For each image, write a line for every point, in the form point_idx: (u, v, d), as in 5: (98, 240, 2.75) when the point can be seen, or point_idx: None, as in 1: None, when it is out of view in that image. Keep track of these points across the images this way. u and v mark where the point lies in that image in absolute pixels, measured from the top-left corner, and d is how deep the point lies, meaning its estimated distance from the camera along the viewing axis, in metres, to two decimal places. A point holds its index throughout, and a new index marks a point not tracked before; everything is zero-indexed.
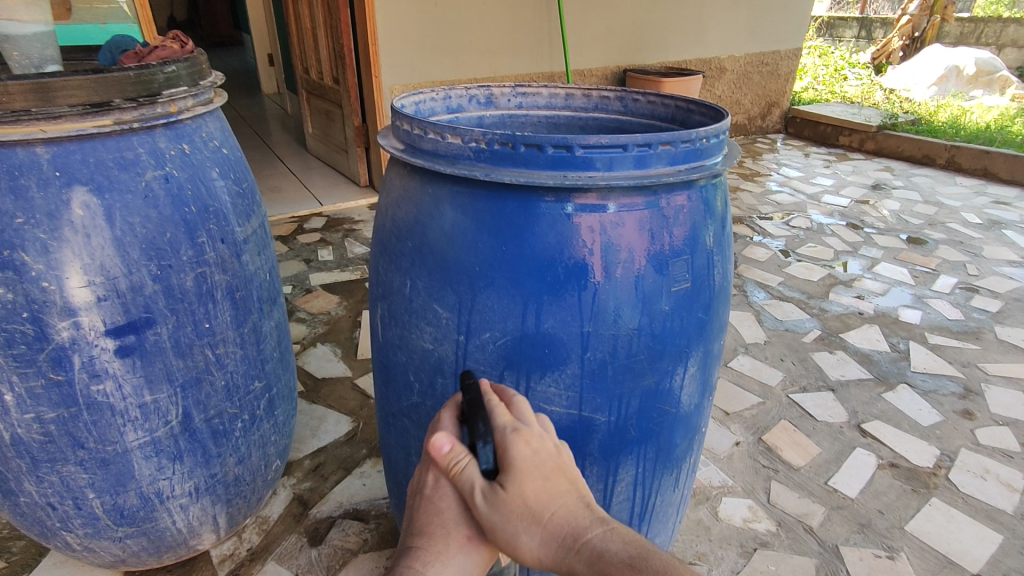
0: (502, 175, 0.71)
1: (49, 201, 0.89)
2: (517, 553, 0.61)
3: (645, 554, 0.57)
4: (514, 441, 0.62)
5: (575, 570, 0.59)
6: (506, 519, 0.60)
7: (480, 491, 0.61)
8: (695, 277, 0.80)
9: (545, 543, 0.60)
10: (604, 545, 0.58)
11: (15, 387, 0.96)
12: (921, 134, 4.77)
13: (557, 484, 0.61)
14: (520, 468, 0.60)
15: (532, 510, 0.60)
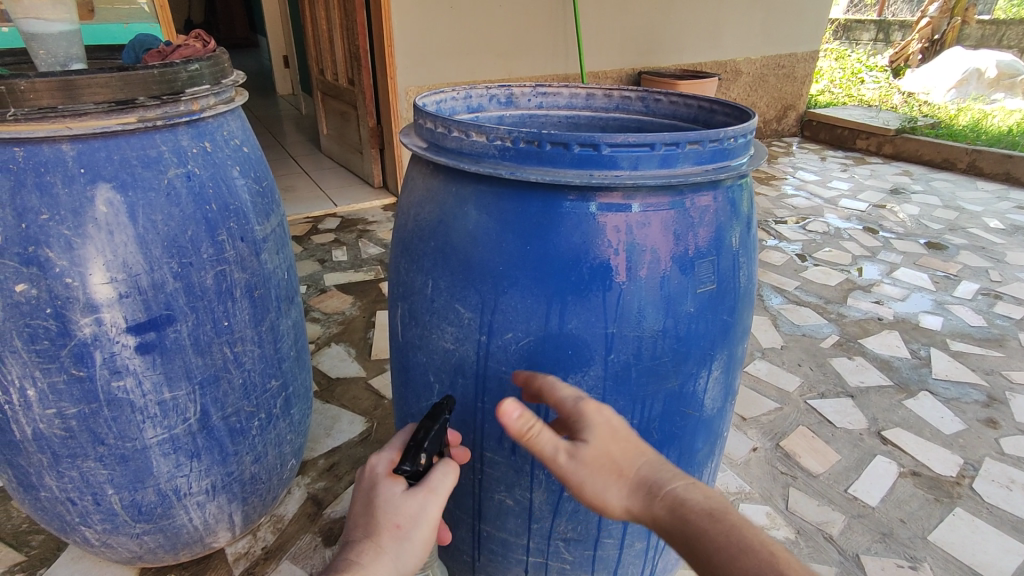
0: (528, 174, 0.70)
1: (74, 198, 0.89)
2: (606, 508, 0.64)
3: (723, 505, 0.59)
4: (588, 409, 0.67)
5: (658, 522, 0.61)
6: (590, 473, 0.64)
7: (563, 451, 0.65)
8: (720, 279, 0.79)
9: (631, 495, 0.63)
10: (684, 494, 0.60)
11: (37, 382, 0.97)
12: (941, 138, 4.70)
13: (639, 443, 0.65)
14: (599, 429, 0.65)
15: (614, 464, 0.64)
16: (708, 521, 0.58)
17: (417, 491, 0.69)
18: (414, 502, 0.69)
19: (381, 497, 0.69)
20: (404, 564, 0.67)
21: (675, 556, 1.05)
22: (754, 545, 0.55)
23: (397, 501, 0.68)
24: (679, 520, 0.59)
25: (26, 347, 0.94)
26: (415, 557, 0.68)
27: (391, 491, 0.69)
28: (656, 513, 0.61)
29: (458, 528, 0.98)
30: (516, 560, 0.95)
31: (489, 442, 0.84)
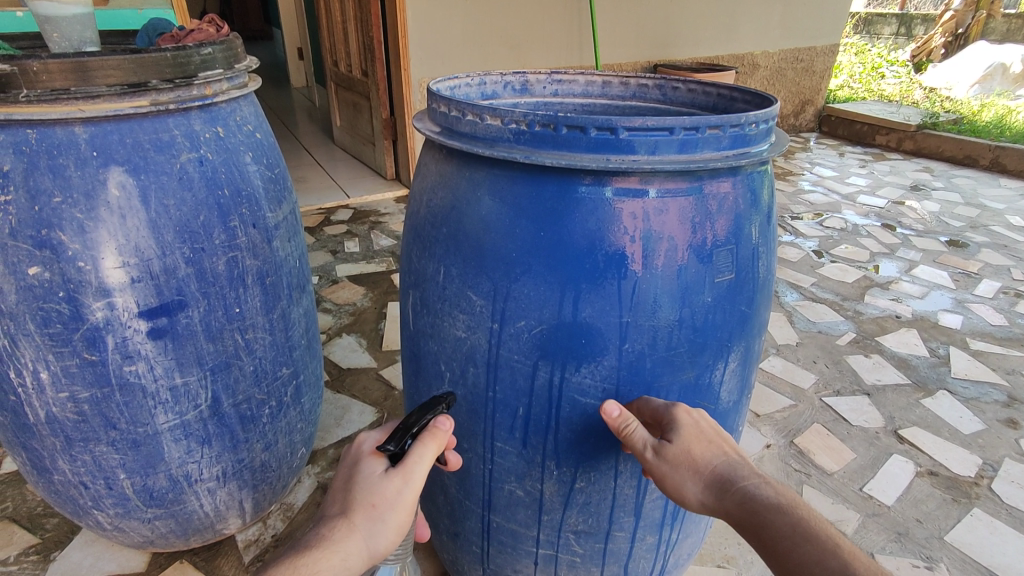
0: (542, 158, 0.69)
1: (87, 181, 0.89)
2: (682, 500, 0.71)
3: (794, 501, 0.66)
4: (677, 411, 0.73)
5: (730, 515, 0.68)
6: (674, 468, 0.70)
7: (651, 447, 0.71)
8: (739, 269, 0.77)
9: (708, 489, 0.69)
10: (758, 490, 0.67)
11: (50, 365, 0.97)
12: (963, 134, 4.61)
13: (720, 444, 0.71)
14: (686, 429, 0.71)
15: (697, 461, 0.70)
16: (780, 515, 0.65)
17: (393, 475, 0.69)
18: (389, 486, 0.69)
19: (359, 477, 0.70)
20: (375, 544, 0.69)
21: (686, 551, 1.04)
22: (821, 538, 0.62)
23: (373, 482, 0.69)
24: (754, 514, 0.65)
25: (39, 330, 0.94)
26: (389, 538, 0.70)
27: (368, 472, 0.70)
28: (731, 506, 0.67)
29: (467, 518, 0.97)
30: (525, 551, 0.94)
31: (499, 432, 0.83)
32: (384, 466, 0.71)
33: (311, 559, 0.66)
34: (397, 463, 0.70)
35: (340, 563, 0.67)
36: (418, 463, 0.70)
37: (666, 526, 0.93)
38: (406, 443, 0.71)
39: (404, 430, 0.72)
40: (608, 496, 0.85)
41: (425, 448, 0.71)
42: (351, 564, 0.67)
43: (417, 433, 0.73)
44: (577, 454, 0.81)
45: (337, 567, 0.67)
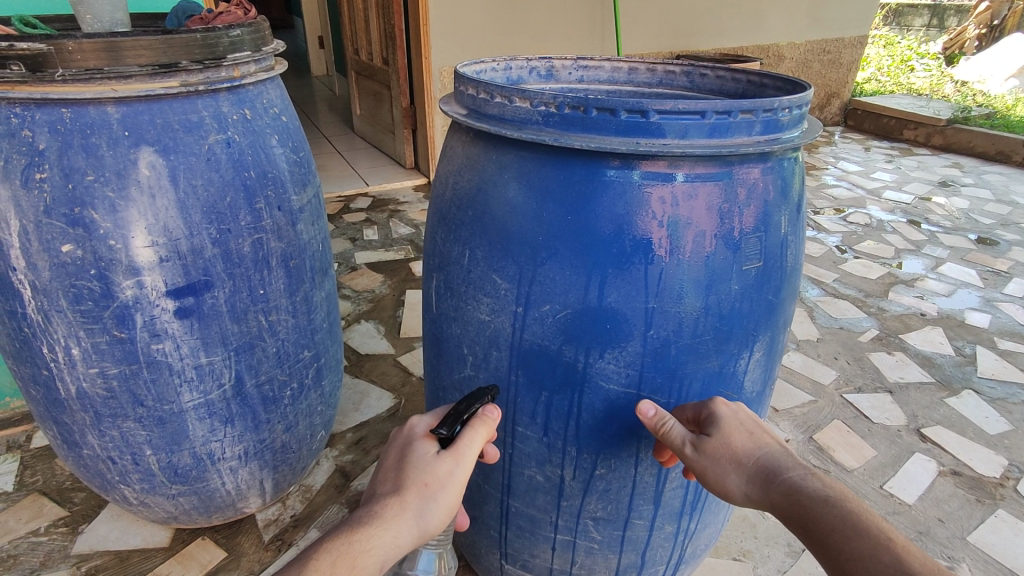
0: (571, 141, 0.68)
1: (118, 160, 0.90)
2: (725, 493, 0.71)
3: (843, 494, 0.66)
4: (715, 405, 0.73)
5: (776, 506, 0.67)
6: (715, 462, 0.70)
7: (690, 442, 0.71)
8: (767, 257, 0.76)
9: (753, 481, 0.69)
10: (804, 482, 0.67)
11: (81, 341, 0.99)
12: (995, 129, 4.49)
13: (761, 437, 0.72)
14: (725, 422, 0.72)
15: (739, 453, 0.70)
16: (828, 507, 0.64)
17: (446, 456, 0.71)
18: (441, 466, 0.70)
19: (412, 457, 0.71)
20: (426, 523, 0.69)
21: (703, 542, 1.03)
22: (871, 530, 0.62)
23: (427, 462, 0.70)
24: (802, 505, 0.65)
25: (71, 307, 0.96)
26: (439, 518, 0.70)
27: (421, 452, 0.71)
28: (776, 498, 0.67)
29: (486, 502, 0.97)
30: (543, 537, 0.94)
31: (521, 417, 0.83)
32: (436, 448, 0.72)
33: (366, 534, 0.66)
34: (449, 446, 0.72)
35: (391, 541, 0.67)
36: (469, 446, 0.72)
37: (685, 516, 0.92)
38: (457, 427, 0.73)
39: (455, 415, 0.74)
40: (628, 483, 0.84)
41: (475, 433, 0.74)
42: (403, 543, 0.67)
43: (467, 419, 0.75)
44: (599, 440, 0.81)
45: (388, 545, 0.67)
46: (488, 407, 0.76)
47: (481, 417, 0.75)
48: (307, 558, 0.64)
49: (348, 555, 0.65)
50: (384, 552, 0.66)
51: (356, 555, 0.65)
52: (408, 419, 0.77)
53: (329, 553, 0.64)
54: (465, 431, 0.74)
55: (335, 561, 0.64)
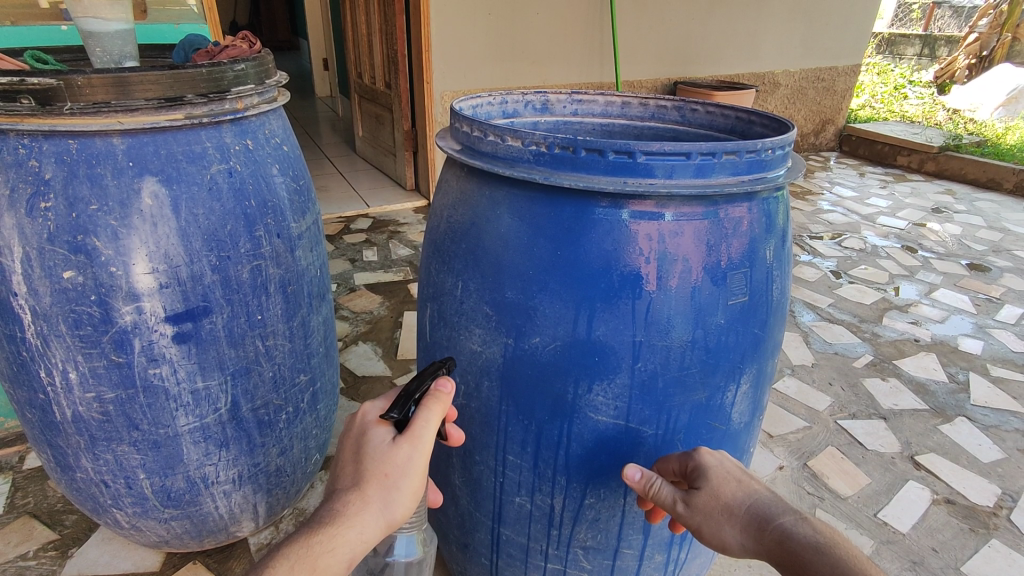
0: (561, 179, 0.71)
1: (122, 190, 0.93)
2: (722, 546, 0.70)
3: (834, 539, 0.65)
4: (701, 457, 0.74)
5: (772, 556, 0.67)
6: (707, 516, 0.71)
7: (680, 498, 0.72)
8: (752, 292, 0.78)
9: (746, 532, 0.69)
10: (795, 528, 0.66)
11: (79, 366, 1.00)
12: (986, 157, 4.55)
13: (750, 485, 0.72)
14: (713, 472, 0.73)
15: (729, 504, 0.71)
16: (818, 554, 0.64)
17: (402, 442, 0.72)
18: (398, 453, 0.72)
19: (369, 449, 0.73)
20: (391, 512, 0.72)
21: (695, 571, 1.03)
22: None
23: (385, 452, 0.72)
24: (793, 553, 0.65)
25: (70, 332, 0.97)
26: (404, 505, 0.73)
27: (378, 443, 0.73)
28: (770, 546, 0.67)
29: (477, 530, 0.98)
30: (534, 565, 0.94)
31: (512, 446, 0.84)
32: (393, 435, 0.74)
33: (325, 536, 0.68)
34: (404, 430, 0.73)
35: (357, 536, 0.69)
36: (425, 427, 0.73)
37: (675, 545, 0.93)
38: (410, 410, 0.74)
39: (407, 397, 0.75)
40: (618, 513, 0.85)
41: (430, 412, 0.74)
42: (367, 536, 0.70)
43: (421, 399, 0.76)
44: (588, 471, 0.82)
45: (353, 540, 0.69)
46: (441, 383, 0.77)
47: (435, 395, 0.76)
48: (265, 565, 0.67)
49: (307, 558, 0.67)
50: (348, 547, 0.69)
51: (318, 556, 0.67)
52: (361, 406, 0.79)
53: (289, 558, 0.67)
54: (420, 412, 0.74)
55: (294, 565, 0.67)
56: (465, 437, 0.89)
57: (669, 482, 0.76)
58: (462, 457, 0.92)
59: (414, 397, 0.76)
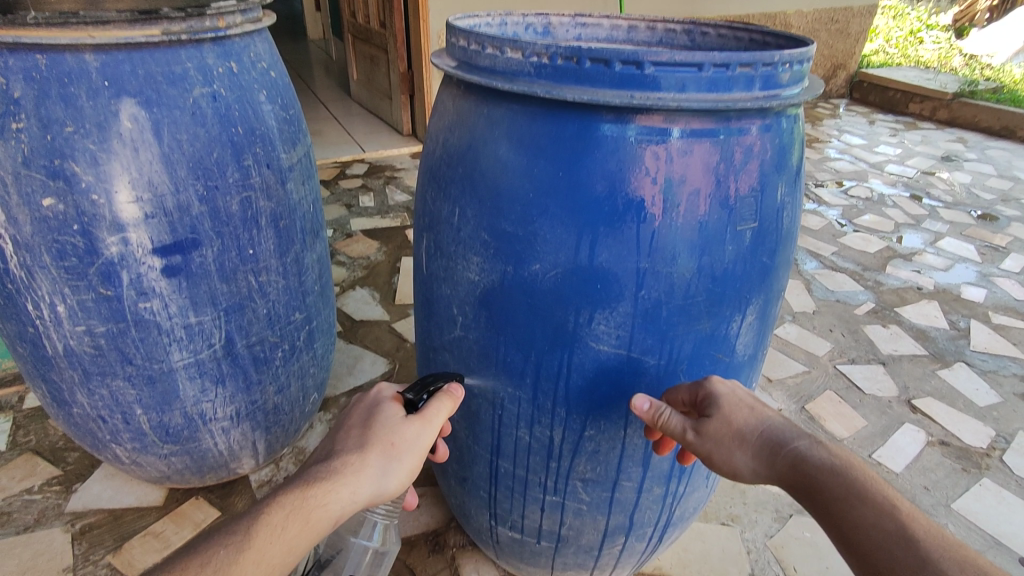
0: (564, 93, 0.67)
1: (98, 112, 0.88)
2: (733, 472, 0.70)
3: (849, 461, 0.64)
4: (711, 385, 0.73)
5: (785, 480, 0.66)
6: (717, 444, 0.70)
7: (691, 427, 0.71)
8: (762, 218, 0.74)
9: (758, 457, 0.68)
10: (809, 452, 0.66)
11: (67, 299, 0.98)
12: (1001, 104, 4.42)
13: (762, 411, 0.71)
14: (724, 399, 0.72)
15: (741, 430, 0.70)
16: (832, 476, 0.63)
17: (413, 420, 0.75)
18: (409, 428, 0.74)
19: (379, 417, 0.74)
20: (386, 482, 0.72)
21: (693, 505, 1.03)
22: (877, 498, 0.60)
23: (394, 423, 0.74)
24: (806, 476, 0.64)
25: (55, 263, 0.94)
26: (400, 478, 0.73)
27: (389, 414, 0.75)
28: (783, 471, 0.66)
29: (475, 463, 0.98)
30: (533, 498, 0.94)
31: (510, 379, 0.83)
32: (403, 412, 0.76)
33: (322, 490, 0.68)
34: (415, 412, 0.77)
35: (349, 495, 0.69)
36: (436, 415, 0.77)
37: (674, 478, 0.92)
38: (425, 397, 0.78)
39: (422, 386, 0.80)
40: (617, 445, 0.84)
41: (441, 405, 0.79)
42: (359, 498, 0.70)
43: (433, 391, 0.80)
44: (588, 402, 0.80)
45: (344, 499, 0.69)
46: (453, 386, 0.82)
47: (446, 393, 0.81)
48: (259, 511, 0.67)
49: (301, 510, 0.67)
50: (340, 506, 0.69)
51: (311, 509, 0.67)
52: (373, 384, 0.81)
53: (283, 507, 0.67)
54: (432, 401, 0.78)
55: (288, 515, 0.67)
56: (463, 369, 0.88)
57: (678, 411, 0.75)
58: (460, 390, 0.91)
59: (428, 389, 0.80)
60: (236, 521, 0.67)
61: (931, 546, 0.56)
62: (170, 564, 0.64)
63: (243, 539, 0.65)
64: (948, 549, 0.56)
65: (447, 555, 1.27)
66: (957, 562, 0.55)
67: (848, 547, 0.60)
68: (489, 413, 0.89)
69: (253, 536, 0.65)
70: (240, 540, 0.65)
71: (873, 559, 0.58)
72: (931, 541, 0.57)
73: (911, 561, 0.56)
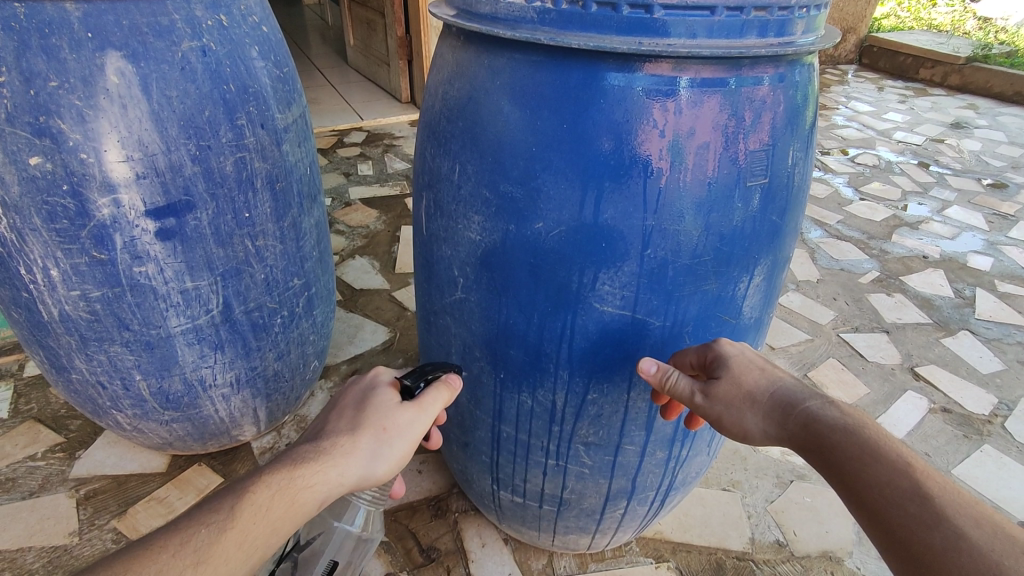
0: (569, 39, 0.63)
1: (83, 65, 0.85)
2: (742, 434, 0.69)
3: (861, 421, 0.63)
4: (721, 349, 0.72)
5: (795, 441, 0.65)
6: (727, 405, 0.69)
7: (699, 389, 0.70)
8: (774, 175, 0.72)
9: (769, 418, 0.67)
10: (821, 412, 0.64)
11: (60, 263, 0.96)
12: (1014, 69, 4.33)
13: (773, 373, 0.70)
14: (734, 361, 0.71)
15: (750, 392, 0.69)
16: (845, 434, 0.61)
17: (408, 406, 0.73)
18: (403, 414, 0.72)
19: (374, 401, 0.73)
20: (375, 466, 0.70)
21: (694, 470, 1.03)
22: (890, 456, 0.59)
23: (388, 408, 0.72)
24: (818, 436, 0.63)
25: (46, 226, 0.92)
26: (390, 464, 0.72)
27: (384, 399, 0.73)
28: (793, 431, 0.65)
29: (477, 428, 0.97)
30: (534, 462, 0.94)
31: (512, 342, 0.81)
32: (399, 398, 0.75)
33: (309, 471, 0.67)
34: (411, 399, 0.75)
35: (336, 479, 0.68)
36: (432, 404, 0.75)
37: (677, 443, 0.92)
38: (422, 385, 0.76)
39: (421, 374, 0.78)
40: (620, 409, 0.83)
41: (438, 394, 0.76)
42: (346, 481, 0.69)
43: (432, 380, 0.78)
44: (591, 365, 0.79)
45: (332, 481, 0.68)
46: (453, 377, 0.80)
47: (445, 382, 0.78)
48: (244, 490, 0.65)
49: (288, 490, 0.66)
50: (327, 488, 0.68)
51: (298, 490, 0.66)
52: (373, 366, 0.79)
53: (270, 487, 0.66)
54: (429, 389, 0.76)
55: (274, 495, 0.65)
56: (465, 333, 0.86)
57: (686, 374, 0.74)
58: (462, 354, 0.89)
59: (427, 377, 0.78)
60: (220, 499, 0.65)
61: (946, 503, 0.54)
62: (149, 540, 0.62)
63: (226, 519, 0.63)
64: (965, 506, 0.54)
65: (450, 520, 1.28)
66: (973, 519, 0.53)
67: (859, 506, 0.58)
68: (492, 377, 0.87)
69: (237, 516, 0.64)
70: (222, 520, 0.63)
71: (885, 517, 0.56)
72: (946, 498, 0.55)
73: (925, 517, 0.54)
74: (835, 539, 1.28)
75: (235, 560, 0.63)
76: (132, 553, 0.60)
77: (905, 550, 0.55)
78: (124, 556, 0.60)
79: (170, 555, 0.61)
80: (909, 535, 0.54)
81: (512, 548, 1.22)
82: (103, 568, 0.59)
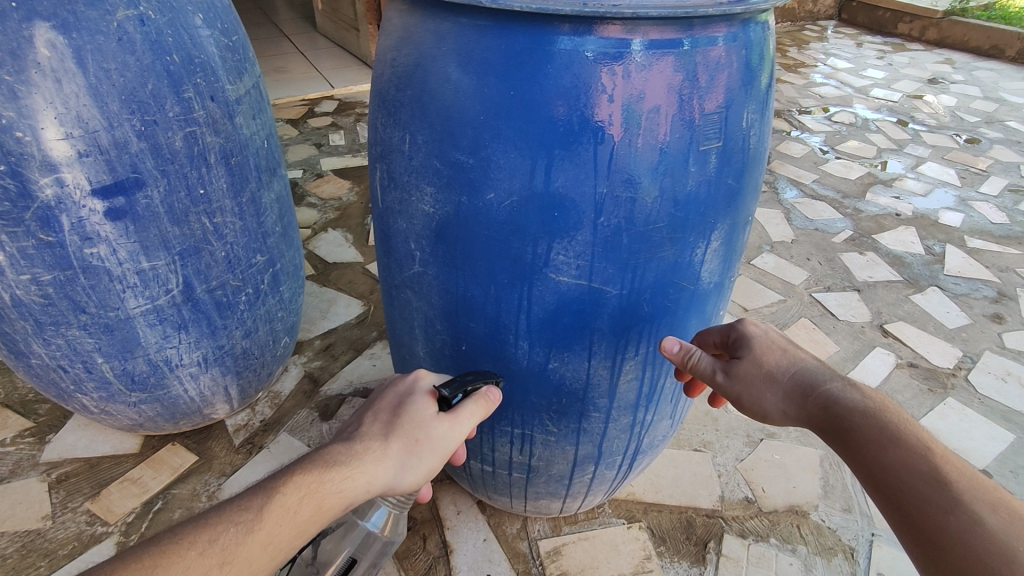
0: (511, 2, 0.62)
1: (10, 38, 0.81)
2: (762, 413, 0.71)
3: (883, 404, 0.64)
4: (744, 330, 0.74)
5: (814, 421, 0.66)
6: (747, 385, 0.71)
7: (721, 368, 0.73)
8: (728, 137, 0.70)
9: (790, 399, 0.69)
10: (842, 394, 0.66)
11: (6, 246, 0.92)
12: (991, 22, 4.31)
13: (795, 354, 0.71)
14: (757, 341, 0.73)
15: (772, 372, 0.70)
16: (865, 418, 0.63)
17: (444, 419, 0.71)
18: (438, 427, 0.70)
19: (408, 408, 0.71)
20: (402, 477, 0.69)
21: (660, 435, 1.05)
22: (911, 440, 0.60)
23: (424, 419, 0.70)
24: (839, 418, 0.64)
25: None
26: (416, 476, 0.70)
27: (420, 408, 0.71)
28: (813, 413, 0.67)
29: None
30: (500, 432, 0.95)
31: (471, 313, 0.81)
32: (435, 408, 0.72)
33: (337, 477, 0.66)
34: (448, 412, 0.72)
35: (364, 486, 0.67)
36: (467, 419, 0.73)
37: (641, 408, 0.92)
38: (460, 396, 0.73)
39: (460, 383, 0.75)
40: (582, 376, 0.83)
41: (474, 409, 0.74)
42: (374, 488, 0.67)
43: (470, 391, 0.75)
44: (550, 334, 0.79)
45: (362, 487, 0.67)
46: (492, 389, 0.76)
47: (483, 395, 0.76)
48: (273, 490, 0.66)
49: (316, 493, 0.65)
50: (354, 493, 0.67)
51: (326, 494, 0.65)
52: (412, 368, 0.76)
53: (299, 489, 0.65)
54: (465, 402, 0.74)
55: (302, 498, 0.65)
56: (425, 307, 0.86)
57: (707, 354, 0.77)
58: (424, 327, 0.89)
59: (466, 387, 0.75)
60: (251, 496, 0.66)
61: (962, 488, 0.57)
62: (181, 531, 0.64)
63: (254, 519, 0.64)
64: (982, 491, 0.56)
65: None
66: (989, 505, 0.55)
67: (876, 487, 0.60)
68: (453, 349, 0.87)
69: (265, 517, 0.64)
70: (251, 520, 0.64)
71: (901, 498, 0.58)
72: (962, 482, 0.57)
73: (941, 502, 0.56)
74: (802, 494, 1.32)
75: (257, 561, 0.64)
76: (162, 546, 0.63)
77: (918, 531, 0.57)
78: (154, 548, 0.62)
79: (196, 553, 0.62)
80: (925, 518, 0.57)
81: (488, 515, 1.25)
82: (134, 559, 0.62)
